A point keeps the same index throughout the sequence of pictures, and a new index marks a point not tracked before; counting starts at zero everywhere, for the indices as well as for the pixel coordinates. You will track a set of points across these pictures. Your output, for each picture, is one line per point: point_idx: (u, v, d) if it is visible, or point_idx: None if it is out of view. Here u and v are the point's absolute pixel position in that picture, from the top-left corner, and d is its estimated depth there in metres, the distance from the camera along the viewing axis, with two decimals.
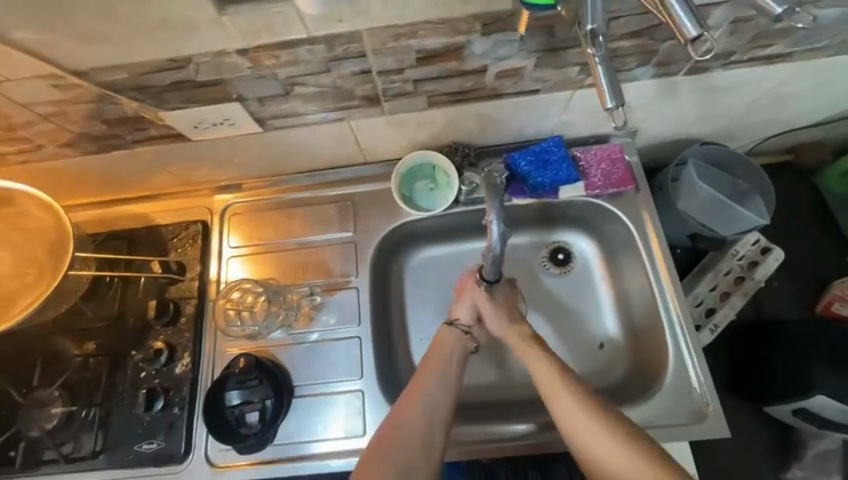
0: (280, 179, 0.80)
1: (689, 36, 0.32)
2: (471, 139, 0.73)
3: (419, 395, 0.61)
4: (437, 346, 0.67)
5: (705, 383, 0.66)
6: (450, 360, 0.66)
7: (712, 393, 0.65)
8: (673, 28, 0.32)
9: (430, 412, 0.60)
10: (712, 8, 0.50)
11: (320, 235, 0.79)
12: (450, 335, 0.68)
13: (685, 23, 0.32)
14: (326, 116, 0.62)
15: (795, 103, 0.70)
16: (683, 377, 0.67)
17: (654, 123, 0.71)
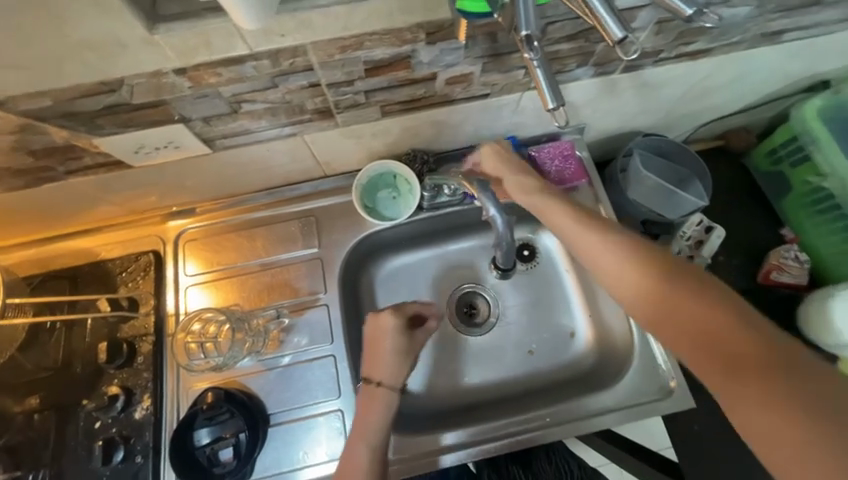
0: (237, 199, 0.77)
1: (616, 38, 0.33)
2: (429, 145, 0.74)
3: (368, 412, 0.59)
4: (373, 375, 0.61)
5: (669, 360, 0.69)
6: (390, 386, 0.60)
7: (676, 369, 0.69)
8: (601, 32, 0.34)
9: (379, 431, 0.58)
10: (638, 10, 0.53)
11: (283, 254, 0.76)
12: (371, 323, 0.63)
13: (611, 27, 0.33)
14: (279, 132, 0.61)
15: (720, 92, 0.76)
16: (648, 356, 0.71)
17: (599, 117, 0.75)
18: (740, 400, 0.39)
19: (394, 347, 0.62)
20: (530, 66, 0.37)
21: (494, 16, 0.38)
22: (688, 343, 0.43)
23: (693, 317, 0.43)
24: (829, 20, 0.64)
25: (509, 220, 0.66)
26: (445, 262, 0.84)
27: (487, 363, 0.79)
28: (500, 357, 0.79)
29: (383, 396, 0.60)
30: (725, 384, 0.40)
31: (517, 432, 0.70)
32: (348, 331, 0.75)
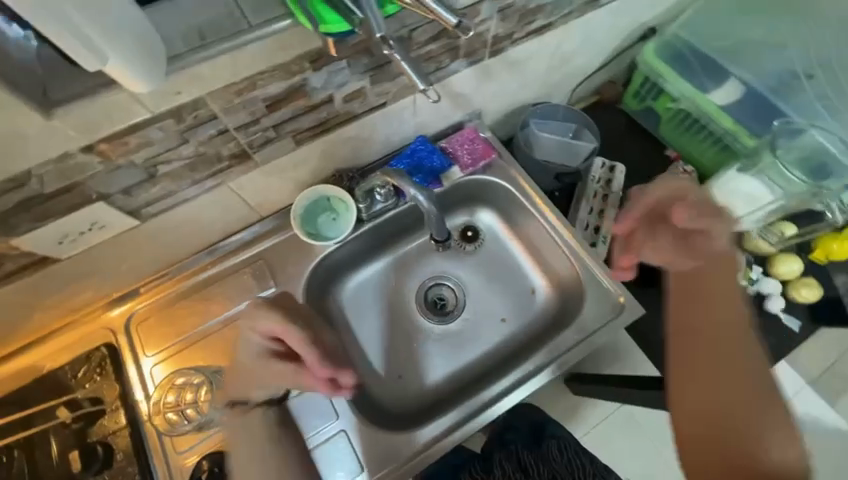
0: (180, 265, 0.77)
1: (452, 23, 0.43)
2: (351, 163, 0.80)
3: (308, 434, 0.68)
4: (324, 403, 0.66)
5: (613, 283, 0.80)
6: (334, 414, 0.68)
7: (621, 288, 0.79)
8: (440, 20, 0.43)
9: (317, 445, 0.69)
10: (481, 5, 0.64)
11: (243, 303, 0.77)
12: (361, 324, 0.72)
13: (446, 15, 0.43)
14: (203, 186, 0.64)
15: (576, 55, 0.90)
16: (597, 286, 0.81)
17: (489, 99, 0.86)
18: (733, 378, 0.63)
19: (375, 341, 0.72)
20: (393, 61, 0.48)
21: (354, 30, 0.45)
22: (703, 352, 0.64)
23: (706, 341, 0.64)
24: None
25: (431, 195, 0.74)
26: (402, 265, 0.90)
27: (467, 342, 0.86)
28: (477, 333, 0.87)
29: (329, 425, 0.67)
30: (698, 383, 0.63)
31: (512, 389, 0.76)
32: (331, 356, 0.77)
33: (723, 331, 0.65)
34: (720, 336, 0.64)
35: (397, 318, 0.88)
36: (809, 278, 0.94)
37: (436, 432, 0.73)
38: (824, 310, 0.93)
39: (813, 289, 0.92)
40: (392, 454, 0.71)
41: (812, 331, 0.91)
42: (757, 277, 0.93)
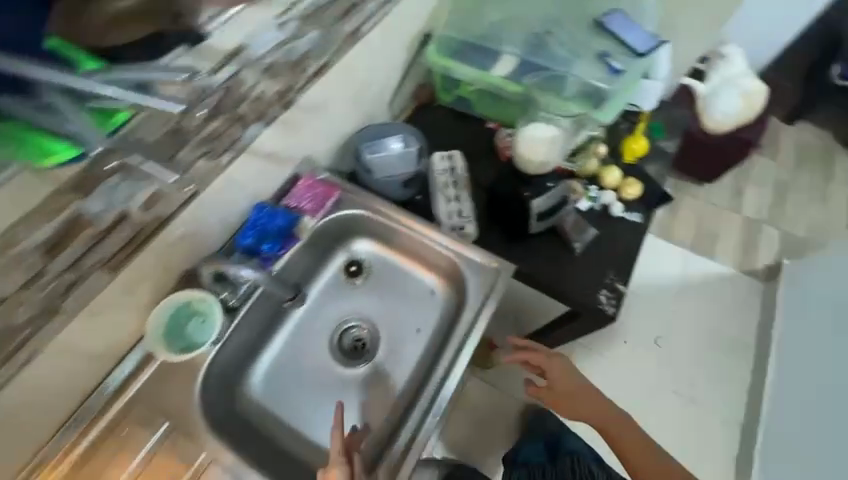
0: (44, 449, 0.67)
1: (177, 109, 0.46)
2: (197, 256, 0.77)
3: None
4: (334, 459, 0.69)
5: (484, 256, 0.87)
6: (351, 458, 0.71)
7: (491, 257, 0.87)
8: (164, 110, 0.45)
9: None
10: (241, 75, 0.65)
11: (137, 456, 0.69)
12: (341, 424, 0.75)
13: (167, 105, 0.45)
14: (15, 361, 0.57)
15: (370, 77, 0.99)
16: (472, 265, 0.87)
17: (305, 141, 0.90)
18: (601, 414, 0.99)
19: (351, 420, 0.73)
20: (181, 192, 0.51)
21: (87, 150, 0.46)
22: (601, 416, 0.98)
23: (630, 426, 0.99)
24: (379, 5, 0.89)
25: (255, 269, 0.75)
26: (305, 328, 0.91)
27: (391, 369, 0.89)
28: (399, 355, 0.90)
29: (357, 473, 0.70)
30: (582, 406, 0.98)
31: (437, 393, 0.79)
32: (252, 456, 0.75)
33: (588, 397, 0.98)
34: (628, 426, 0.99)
35: (318, 378, 0.88)
36: (631, 176, 1.12)
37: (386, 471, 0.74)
38: (652, 196, 1.11)
39: (636, 184, 1.09)
40: None
41: (650, 216, 1.09)
42: (596, 194, 1.09)
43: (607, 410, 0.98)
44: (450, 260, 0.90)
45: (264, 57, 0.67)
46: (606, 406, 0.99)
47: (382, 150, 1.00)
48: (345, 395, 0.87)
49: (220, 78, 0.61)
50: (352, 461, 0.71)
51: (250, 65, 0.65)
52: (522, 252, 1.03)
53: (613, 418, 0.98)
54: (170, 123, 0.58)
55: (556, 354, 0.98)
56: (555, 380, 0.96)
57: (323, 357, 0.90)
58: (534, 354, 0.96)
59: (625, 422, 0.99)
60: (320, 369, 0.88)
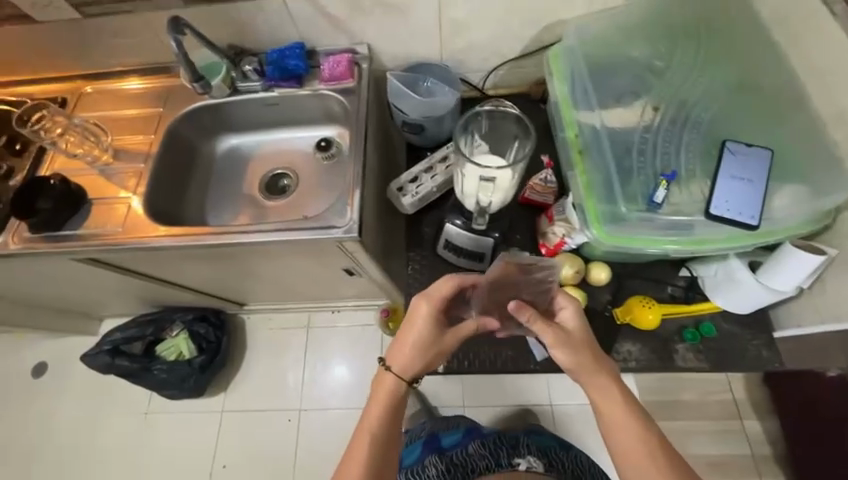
0: (124, 72, 1.11)
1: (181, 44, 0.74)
2: (243, 44, 1.02)
3: (377, 409, 0.72)
4: (415, 319, 0.75)
5: (356, 211, 0.90)
6: (428, 339, 0.75)
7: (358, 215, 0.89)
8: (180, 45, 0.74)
9: (390, 416, 0.72)
10: None
11: (144, 110, 1.08)
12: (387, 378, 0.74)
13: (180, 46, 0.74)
14: (120, 8, 0.94)
15: (470, 27, 0.97)
16: (342, 209, 0.91)
17: (373, 36, 1.00)
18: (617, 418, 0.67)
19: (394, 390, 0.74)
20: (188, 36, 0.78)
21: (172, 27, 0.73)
22: (634, 417, 0.67)
23: (650, 456, 0.64)
24: None
25: (262, 78, 1.02)
26: (271, 144, 1.16)
27: (268, 213, 1.09)
28: (281, 213, 1.08)
29: (454, 335, 0.76)
30: (616, 421, 0.67)
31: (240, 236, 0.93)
32: (163, 159, 1.04)
33: (633, 399, 0.69)
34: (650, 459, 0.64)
35: (246, 173, 1.14)
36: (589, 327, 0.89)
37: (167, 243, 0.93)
38: None
39: None
40: (136, 229, 0.94)
41: (552, 370, 0.87)
42: None
43: (636, 423, 0.66)
44: (344, 187, 0.94)
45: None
46: (629, 390, 0.70)
47: (407, 85, 1.05)
48: (240, 195, 1.12)
49: None
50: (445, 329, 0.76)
51: None
52: (424, 259, 1.00)
53: (638, 431, 0.66)
54: None
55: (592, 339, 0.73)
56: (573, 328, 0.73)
57: (258, 169, 1.14)
58: (575, 332, 0.72)
59: (652, 437, 0.66)
60: (249, 172, 1.14)
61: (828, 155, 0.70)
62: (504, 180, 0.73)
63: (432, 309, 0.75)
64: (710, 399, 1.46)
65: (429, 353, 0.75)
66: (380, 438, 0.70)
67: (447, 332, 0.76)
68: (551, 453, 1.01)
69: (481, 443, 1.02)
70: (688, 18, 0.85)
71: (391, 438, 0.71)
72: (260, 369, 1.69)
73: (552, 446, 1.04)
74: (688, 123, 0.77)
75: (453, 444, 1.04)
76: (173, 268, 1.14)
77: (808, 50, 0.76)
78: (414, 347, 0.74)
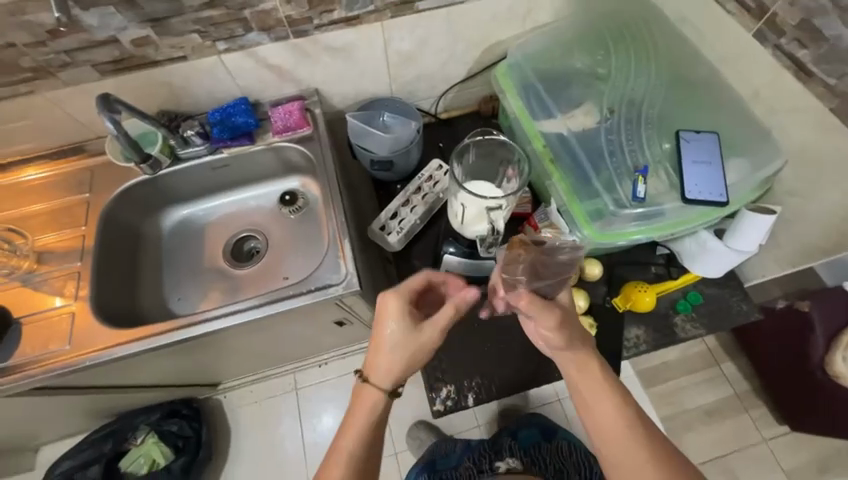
0: (29, 159, 0.94)
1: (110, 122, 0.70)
2: (177, 108, 0.92)
3: (357, 418, 0.67)
4: (383, 320, 0.68)
5: (350, 264, 0.84)
6: (403, 340, 0.68)
7: (352, 268, 0.84)
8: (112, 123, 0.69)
9: (373, 425, 0.66)
10: None
11: (65, 199, 0.92)
12: (362, 391, 0.68)
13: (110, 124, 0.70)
14: (15, 89, 0.80)
15: (418, 58, 0.98)
16: (333, 265, 0.85)
17: (321, 79, 0.96)
18: (598, 402, 0.65)
19: (370, 402, 0.67)
20: (122, 111, 0.75)
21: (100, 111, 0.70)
22: (610, 396, 0.65)
23: (629, 435, 0.63)
24: None
25: (207, 141, 0.93)
26: (226, 208, 1.05)
27: (241, 284, 0.98)
28: (255, 281, 0.98)
29: (433, 327, 0.68)
30: (594, 403, 0.65)
31: (220, 319, 0.82)
32: (102, 251, 0.89)
33: (608, 376, 0.67)
34: (629, 439, 0.63)
35: (204, 245, 1.02)
36: (597, 323, 0.93)
37: (129, 351, 0.79)
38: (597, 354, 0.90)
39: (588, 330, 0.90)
40: (85, 343, 0.79)
41: None
42: None
43: (611, 403, 0.65)
44: (329, 241, 0.88)
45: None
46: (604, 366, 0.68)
47: (367, 123, 1.02)
48: (202, 271, 0.99)
49: None
50: (420, 320, 0.69)
51: None
52: None
53: (616, 410, 0.64)
54: None
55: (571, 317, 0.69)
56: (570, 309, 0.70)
57: (218, 238, 1.03)
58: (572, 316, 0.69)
59: (631, 417, 0.64)
60: (208, 243, 1.03)
61: (758, 129, 0.82)
62: (508, 206, 0.73)
63: (404, 301, 0.69)
64: (691, 353, 1.56)
65: (406, 352, 0.67)
66: (364, 449, 0.65)
67: (424, 325, 0.68)
68: (532, 451, 1.22)
69: (470, 458, 1.21)
70: (615, 28, 0.95)
71: (375, 447, 0.66)
72: (251, 452, 1.48)
73: (536, 442, 1.24)
74: (642, 120, 0.85)
75: (447, 463, 1.20)
76: (134, 372, 0.97)
77: (717, 43, 0.88)
78: (388, 349, 0.67)
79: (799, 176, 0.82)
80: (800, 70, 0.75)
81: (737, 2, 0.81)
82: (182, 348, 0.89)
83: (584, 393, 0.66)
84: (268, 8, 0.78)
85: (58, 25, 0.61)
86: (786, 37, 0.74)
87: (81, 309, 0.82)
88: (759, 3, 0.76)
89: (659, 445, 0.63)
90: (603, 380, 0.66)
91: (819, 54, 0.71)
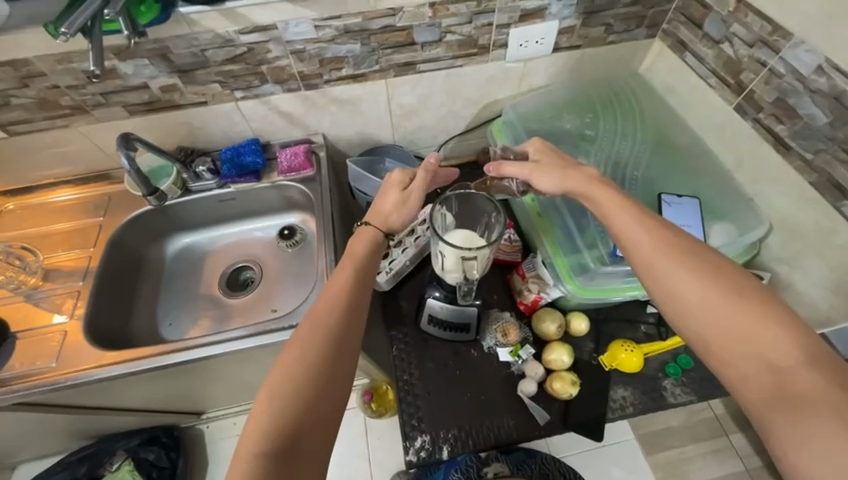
0: (54, 183, 1.02)
1: (125, 159, 0.78)
2: (193, 144, 1.01)
3: (314, 328, 0.60)
4: (389, 187, 0.79)
5: None
6: (393, 213, 0.77)
7: None
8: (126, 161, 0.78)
9: (332, 334, 0.59)
10: (265, 44, 0.83)
11: (79, 221, 0.99)
12: (357, 238, 0.75)
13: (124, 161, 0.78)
14: (53, 123, 0.89)
15: (419, 111, 1.05)
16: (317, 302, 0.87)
17: (327, 125, 1.04)
18: (653, 250, 0.57)
19: (356, 252, 0.72)
20: (138, 148, 0.83)
21: (120, 150, 0.79)
22: (694, 269, 0.54)
23: (726, 304, 0.51)
24: (447, 56, 0.92)
25: (216, 176, 1.00)
26: (227, 239, 1.11)
27: (230, 313, 1.00)
28: (244, 310, 1.00)
29: (420, 190, 0.79)
30: (670, 278, 0.55)
31: (203, 345, 0.84)
32: (104, 272, 0.94)
33: (696, 250, 0.56)
34: (727, 307, 0.51)
35: (202, 272, 1.07)
36: (582, 379, 0.90)
37: (110, 374, 0.80)
38: (582, 414, 0.86)
39: (570, 387, 0.87)
40: (72, 361, 0.82)
41: (557, 431, 0.86)
42: (524, 357, 0.92)
43: (696, 275, 0.53)
44: (317, 277, 0.91)
45: (292, 41, 0.84)
46: (686, 243, 0.57)
47: (367, 168, 1.07)
48: (198, 297, 1.03)
49: (250, 39, 0.81)
50: (412, 202, 0.78)
51: (277, 41, 0.83)
52: (408, 336, 0.96)
53: (677, 259, 0.55)
54: (192, 46, 0.80)
55: (616, 194, 0.66)
56: (541, 157, 0.76)
57: (217, 267, 1.08)
58: (549, 156, 0.76)
59: (698, 256, 0.56)
60: (207, 271, 1.07)
61: (740, 198, 0.84)
62: (483, 259, 0.76)
63: (404, 177, 0.80)
64: (696, 420, 1.47)
65: (400, 214, 0.78)
66: (323, 360, 0.57)
67: (415, 185, 0.79)
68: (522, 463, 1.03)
69: (454, 468, 0.97)
70: (603, 94, 1.01)
71: (341, 362, 0.58)
72: None
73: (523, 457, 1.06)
74: (626, 182, 0.88)
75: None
76: (117, 394, 0.98)
77: (701, 115, 0.92)
78: (387, 210, 0.77)
79: (785, 244, 0.82)
80: (778, 143, 0.78)
81: (717, 78, 0.86)
82: (165, 374, 0.90)
83: (635, 243, 0.59)
84: (282, 65, 0.87)
85: (91, 75, 0.68)
86: (764, 112, 0.78)
87: (74, 328, 0.85)
88: (737, 80, 0.82)
89: (782, 316, 0.49)
90: (660, 232, 0.59)
91: (794, 130, 0.74)
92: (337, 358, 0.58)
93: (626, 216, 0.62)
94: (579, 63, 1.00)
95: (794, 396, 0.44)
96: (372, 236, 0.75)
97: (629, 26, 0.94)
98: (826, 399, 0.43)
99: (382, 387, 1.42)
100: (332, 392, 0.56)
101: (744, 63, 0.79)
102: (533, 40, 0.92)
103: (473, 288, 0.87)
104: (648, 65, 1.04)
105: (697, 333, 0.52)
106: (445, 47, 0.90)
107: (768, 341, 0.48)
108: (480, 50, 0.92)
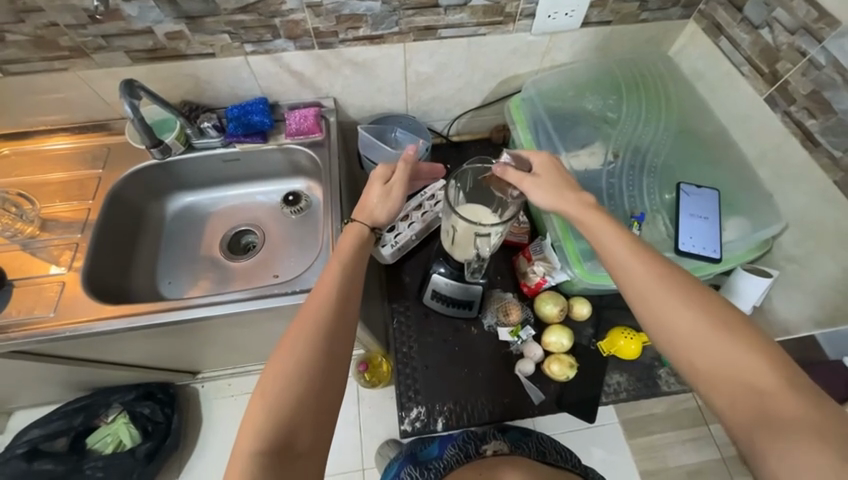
0: (50, 130, 0.98)
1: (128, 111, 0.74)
2: (199, 100, 0.97)
3: (302, 331, 0.58)
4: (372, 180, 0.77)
5: None
6: (379, 206, 0.75)
7: None
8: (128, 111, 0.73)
9: (323, 337, 0.58)
10: None
11: (77, 172, 0.95)
12: (347, 233, 0.72)
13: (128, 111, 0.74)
14: (51, 65, 0.84)
15: (436, 80, 1.00)
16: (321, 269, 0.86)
17: (339, 89, 0.99)
18: (635, 269, 0.57)
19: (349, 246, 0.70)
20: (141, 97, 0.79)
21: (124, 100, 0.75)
22: (678, 291, 0.54)
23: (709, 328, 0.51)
24: (470, 22, 0.87)
25: (222, 133, 0.96)
26: (229, 201, 1.08)
27: (230, 276, 0.99)
28: (245, 274, 0.99)
29: (402, 183, 0.76)
30: (656, 301, 0.54)
31: (203, 304, 0.83)
32: (104, 226, 0.92)
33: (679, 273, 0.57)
34: (710, 329, 0.51)
35: (203, 233, 1.05)
36: (580, 363, 0.91)
37: (108, 329, 0.80)
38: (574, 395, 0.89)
39: (568, 370, 0.88)
40: (69, 313, 0.81)
41: (550, 412, 0.88)
42: (524, 338, 0.91)
43: (684, 299, 0.53)
44: (322, 244, 0.89)
45: None
46: (675, 272, 0.57)
47: (378, 137, 1.04)
48: (197, 259, 1.01)
49: None
50: (394, 194, 0.76)
51: None
52: (409, 310, 0.96)
53: (657, 279, 0.56)
54: None
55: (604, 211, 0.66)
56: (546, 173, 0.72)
57: (218, 229, 1.06)
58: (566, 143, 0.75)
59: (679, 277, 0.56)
60: (207, 233, 1.05)
61: (759, 193, 0.82)
62: (495, 236, 0.75)
63: (386, 172, 0.77)
64: (679, 409, 1.50)
65: (386, 208, 0.75)
66: (315, 361, 0.56)
67: (397, 179, 0.76)
68: (520, 443, 1.00)
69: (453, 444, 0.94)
70: (629, 76, 0.97)
71: (334, 365, 0.57)
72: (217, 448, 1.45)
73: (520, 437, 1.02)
74: (645, 169, 0.86)
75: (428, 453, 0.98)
76: (115, 349, 0.98)
77: (729, 104, 0.89)
78: (372, 203, 0.75)
79: (798, 242, 0.81)
80: (806, 139, 0.75)
81: (751, 66, 0.83)
82: (163, 332, 0.90)
83: (619, 262, 0.59)
84: (297, 18, 0.82)
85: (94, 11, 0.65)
86: (796, 105, 0.75)
87: (73, 281, 0.84)
88: (772, 70, 0.78)
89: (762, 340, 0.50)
90: (643, 252, 0.59)
91: (825, 126, 0.72)
92: (334, 358, 0.58)
93: (612, 232, 0.62)
94: (606, 40, 0.96)
95: (773, 418, 0.44)
96: (360, 234, 0.72)
97: (664, 4, 0.89)
98: (807, 426, 0.43)
99: (377, 359, 1.42)
100: (330, 389, 0.56)
101: (782, 51, 0.76)
102: (563, 12, 0.87)
103: (483, 266, 0.86)
104: (679, 48, 0.99)
105: (679, 352, 0.52)
106: (469, 13, 0.85)
107: (753, 364, 0.48)
108: (506, 18, 0.87)
